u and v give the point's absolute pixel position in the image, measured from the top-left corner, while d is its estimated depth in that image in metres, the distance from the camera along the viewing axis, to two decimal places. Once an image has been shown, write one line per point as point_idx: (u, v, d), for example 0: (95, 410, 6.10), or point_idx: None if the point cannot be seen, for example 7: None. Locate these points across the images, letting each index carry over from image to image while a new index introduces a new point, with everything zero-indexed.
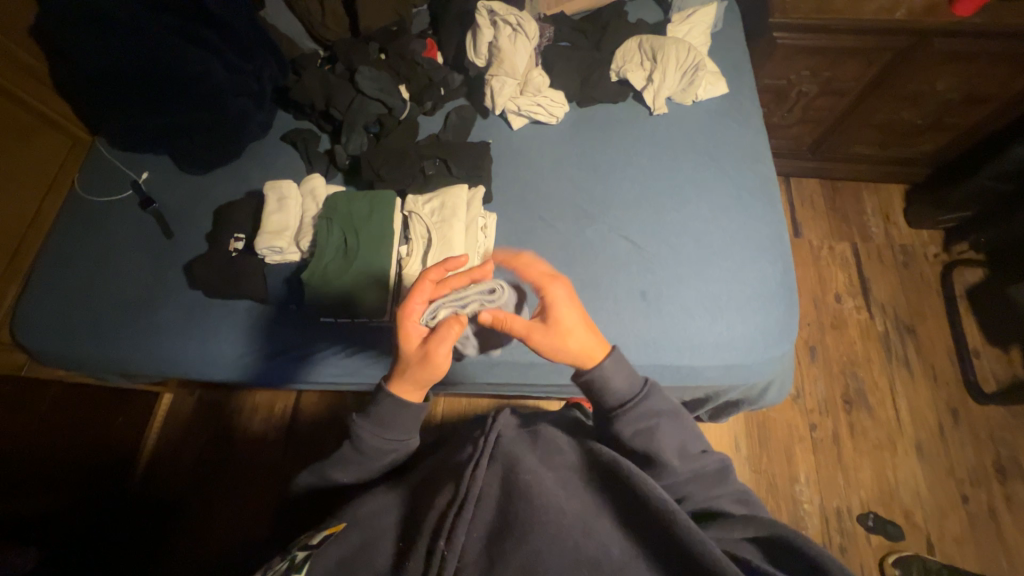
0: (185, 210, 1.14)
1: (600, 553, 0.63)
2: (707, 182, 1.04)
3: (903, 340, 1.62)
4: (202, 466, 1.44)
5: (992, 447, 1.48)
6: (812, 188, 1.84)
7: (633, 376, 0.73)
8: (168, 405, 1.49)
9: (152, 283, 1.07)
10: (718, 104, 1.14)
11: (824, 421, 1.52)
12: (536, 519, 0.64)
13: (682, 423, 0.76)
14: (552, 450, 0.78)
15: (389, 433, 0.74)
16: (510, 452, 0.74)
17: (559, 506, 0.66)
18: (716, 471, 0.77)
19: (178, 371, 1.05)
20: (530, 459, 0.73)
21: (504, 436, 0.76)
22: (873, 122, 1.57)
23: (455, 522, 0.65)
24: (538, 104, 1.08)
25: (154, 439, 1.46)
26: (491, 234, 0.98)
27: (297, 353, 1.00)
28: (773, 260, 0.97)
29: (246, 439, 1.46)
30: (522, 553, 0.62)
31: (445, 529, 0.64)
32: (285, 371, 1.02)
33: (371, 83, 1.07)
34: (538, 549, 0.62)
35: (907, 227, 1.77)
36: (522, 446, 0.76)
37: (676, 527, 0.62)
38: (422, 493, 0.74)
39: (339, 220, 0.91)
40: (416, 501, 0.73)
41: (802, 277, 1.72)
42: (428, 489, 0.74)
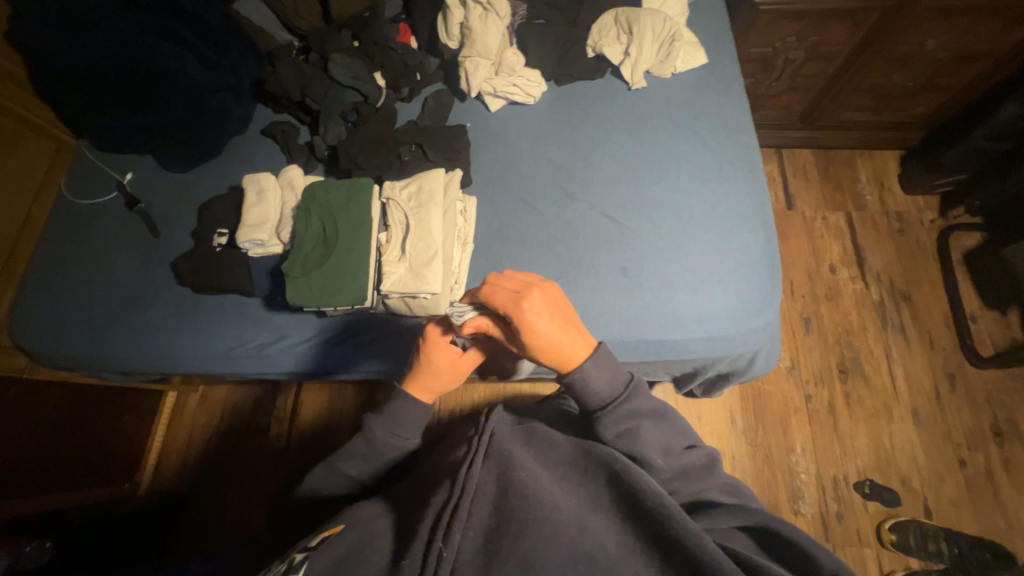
0: (170, 209, 1.15)
1: (595, 548, 0.63)
2: (687, 154, 1.03)
3: (899, 308, 1.61)
4: (214, 456, 1.49)
5: (990, 410, 1.47)
6: (804, 158, 1.82)
7: (614, 378, 0.72)
8: (173, 404, 1.52)
9: (143, 283, 1.09)
10: (698, 75, 1.12)
11: (820, 391, 1.53)
12: (534, 517, 0.64)
13: (665, 422, 0.77)
14: (544, 447, 0.78)
15: (401, 435, 0.81)
16: (504, 449, 0.73)
17: (555, 502, 0.67)
18: (702, 464, 0.79)
19: (180, 366, 1.06)
20: (523, 455, 0.73)
21: (498, 433, 0.75)
22: (863, 86, 1.54)
23: (451, 520, 0.64)
24: (513, 84, 1.07)
25: (162, 436, 1.50)
26: (470, 217, 0.99)
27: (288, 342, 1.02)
28: (754, 230, 0.96)
29: (250, 432, 1.50)
30: (518, 551, 0.61)
31: (442, 527, 0.63)
32: (276, 362, 1.04)
33: (344, 70, 1.06)
34: (535, 545, 0.62)
35: (901, 193, 1.75)
36: (516, 444, 0.75)
37: (670, 520, 0.64)
38: (417, 492, 0.75)
39: (317, 210, 0.92)
40: (411, 500, 0.74)
41: (796, 250, 1.70)
42: (424, 487, 0.75)
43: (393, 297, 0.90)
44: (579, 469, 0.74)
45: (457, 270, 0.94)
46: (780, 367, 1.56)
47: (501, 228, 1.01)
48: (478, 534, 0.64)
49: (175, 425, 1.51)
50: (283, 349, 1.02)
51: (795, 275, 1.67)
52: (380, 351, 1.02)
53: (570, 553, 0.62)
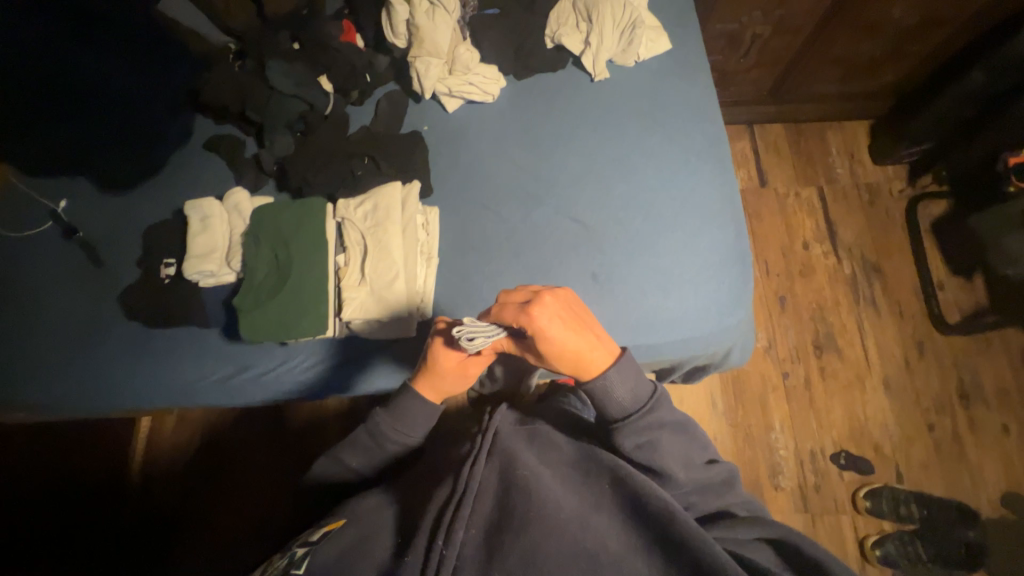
0: (107, 238, 1.06)
1: (594, 542, 0.64)
2: (653, 149, 1.00)
3: (871, 281, 1.63)
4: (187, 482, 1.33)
5: (956, 375, 1.52)
6: (775, 133, 1.79)
7: (639, 387, 0.73)
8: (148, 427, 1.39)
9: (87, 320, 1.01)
10: (663, 62, 1.07)
11: (796, 368, 1.56)
12: (536, 510, 0.66)
13: (686, 436, 0.77)
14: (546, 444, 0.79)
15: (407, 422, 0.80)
16: (510, 449, 0.75)
17: (558, 496, 0.68)
18: (719, 477, 0.77)
19: (137, 398, 0.98)
20: (529, 456, 0.75)
21: (503, 433, 0.78)
22: (832, 57, 1.50)
23: (459, 513, 0.67)
24: (469, 83, 1.01)
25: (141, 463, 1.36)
26: (433, 230, 0.94)
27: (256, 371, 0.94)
28: (724, 225, 0.94)
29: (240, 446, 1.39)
30: (522, 542, 0.63)
31: (449, 519, 0.66)
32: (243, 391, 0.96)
33: (286, 79, 1.00)
34: (540, 538, 0.64)
35: (872, 164, 1.74)
36: (521, 443, 0.77)
37: (665, 516, 0.65)
38: (421, 494, 0.75)
39: (265, 235, 0.87)
40: (420, 499, 0.74)
41: (770, 228, 1.70)
42: (430, 486, 0.75)
43: (355, 323, 0.86)
44: (578, 468, 0.75)
45: (422, 289, 0.90)
46: (757, 347, 1.59)
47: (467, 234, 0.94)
48: (484, 526, 0.67)
49: (156, 450, 1.38)
50: (243, 381, 0.95)
51: (770, 254, 1.67)
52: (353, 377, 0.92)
53: (571, 544, 0.63)
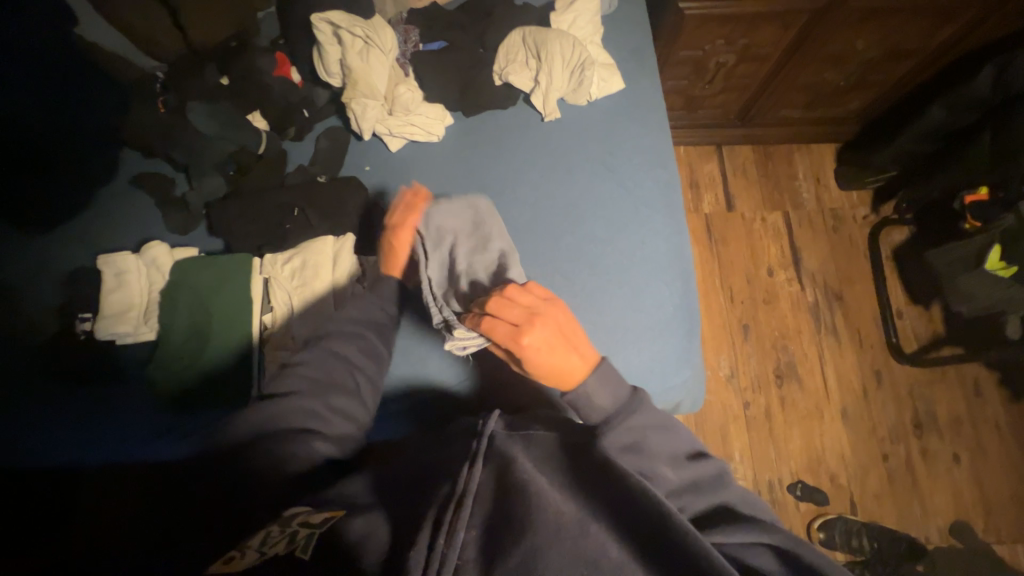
0: (6, 283, 0.92)
1: (599, 552, 0.50)
2: (603, 198, 0.97)
3: (832, 309, 1.63)
4: None
5: (911, 404, 1.54)
6: (744, 155, 1.77)
7: (618, 389, 0.64)
8: None
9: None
10: (615, 103, 1.03)
11: (757, 398, 1.55)
12: (532, 516, 0.52)
13: (672, 433, 0.66)
14: (546, 443, 0.63)
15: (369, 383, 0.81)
16: (507, 450, 0.61)
17: (556, 499, 0.54)
18: (712, 474, 0.65)
19: (48, 454, 0.84)
20: (529, 457, 0.60)
21: (500, 438, 0.63)
22: (798, 84, 1.47)
23: (455, 515, 0.53)
24: (411, 124, 0.96)
25: None
26: (368, 284, 0.91)
27: (181, 428, 0.84)
28: (670, 281, 0.93)
29: None
30: (519, 550, 0.50)
31: (445, 521, 0.53)
32: (164, 451, 0.84)
33: (213, 120, 0.96)
34: (540, 546, 0.50)
35: (837, 189, 1.74)
36: (520, 444, 0.62)
37: (674, 520, 0.51)
38: (414, 487, 0.61)
39: (184, 297, 0.86)
40: (408, 497, 0.60)
41: (736, 253, 1.68)
42: (421, 483, 0.61)
43: (281, 387, 0.85)
44: (574, 466, 0.59)
45: None
46: (720, 375, 1.57)
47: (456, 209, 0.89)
48: (484, 529, 0.53)
49: None
50: (170, 443, 0.83)
51: (735, 281, 1.65)
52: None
53: (572, 555, 0.50)
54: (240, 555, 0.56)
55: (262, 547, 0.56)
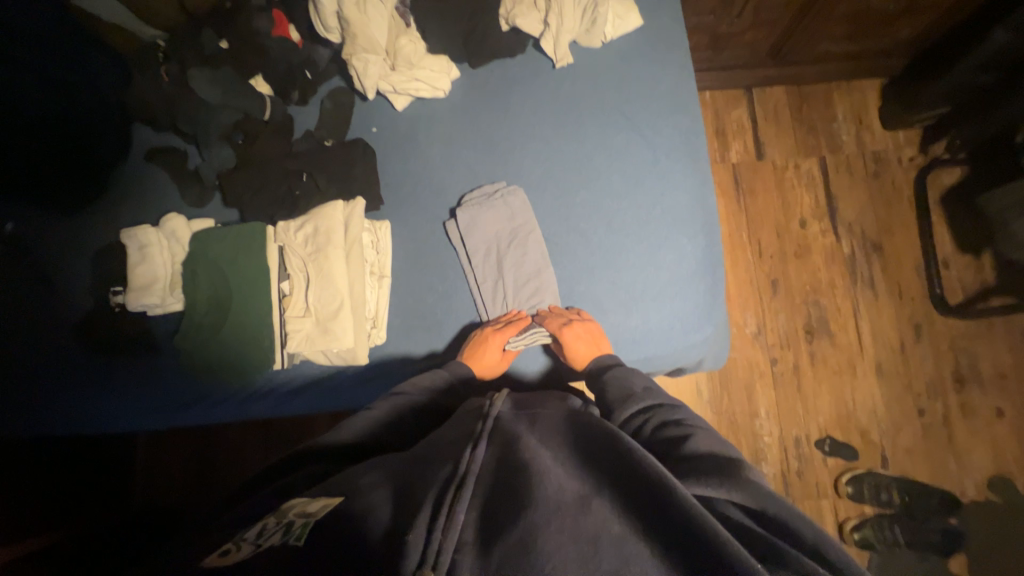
0: (43, 262, 0.96)
1: (602, 528, 0.46)
2: (620, 149, 0.91)
3: (869, 260, 1.54)
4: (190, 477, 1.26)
5: (953, 358, 1.47)
6: (776, 97, 1.63)
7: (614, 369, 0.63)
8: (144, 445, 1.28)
9: (25, 355, 0.93)
10: (632, 44, 0.95)
11: (785, 354, 1.50)
12: (533, 491, 0.50)
13: None
14: (554, 422, 0.65)
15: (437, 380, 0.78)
16: (512, 431, 0.61)
17: (559, 477, 0.52)
18: (695, 436, 0.62)
19: (118, 422, 0.94)
20: (535, 438, 0.60)
21: (505, 418, 0.65)
22: (839, 13, 1.32)
23: (455, 495, 0.52)
24: (416, 79, 0.92)
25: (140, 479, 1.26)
26: (381, 248, 0.91)
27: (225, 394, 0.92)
28: (693, 234, 0.89)
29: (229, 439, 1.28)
30: (517, 526, 0.47)
31: (445, 500, 0.51)
32: (219, 413, 0.93)
33: (213, 87, 0.93)
34: (539, 523, 0.46)
35: (881, 130, 1.60)
36: (525, 426, 0.63)
37: (676, 491, 0.47)
38: (420, 466, 0.58)
39: (204, 267, 0.88)
40: (410, 475, 0.56)
41: (766, 205, 1.58)
42: (424, 462, 0.59)
43: (304, 353, 0.87)
44: (579, 447, 0.58)
45: (374, 312, 0.89)
46: (746, 333, 1.52)
47: (467, 195, 0.92)
48: (484, 510, 0.51)
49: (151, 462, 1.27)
50: (200, 411, 0.93)
51: (763, 234, 1.57)
52: (323, 395, 0.92)
53: (572, 533, 0.46)
54: (235, 547, 0.47)
55: (256, 540, 0.48)
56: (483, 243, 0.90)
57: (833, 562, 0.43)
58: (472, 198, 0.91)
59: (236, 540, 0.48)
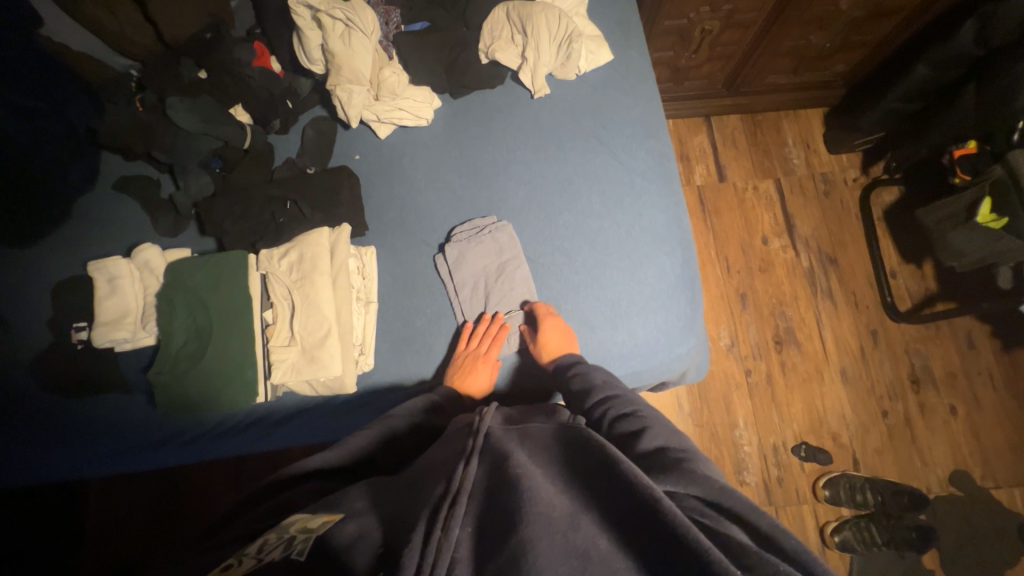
0: None
1: (591, 543, 0.46)
2: (598, 173, 0.96)
3: (827, 272, 1.65)
4: (150, 527, 1.16)
5: (908, 361, 1.58)
6: (732, 124, 1.76)
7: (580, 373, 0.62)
8: (99, 495, 1.17)
9: None
10: (604, 76, 1.02)
11: (758, 364, 1.57)
12: (522, 510, 0.48)
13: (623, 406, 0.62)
14: (544, 435, 0.60)
15: (422, 400, 0.77)
16: (502, 448, 0.57)
17: (549, 493, 0.50)
18: (649, 429, 0.65)
19: (73, 467, 0.87)
20: (526, 454, 0.56)
21: (496, 433, 0.61)
22: (783, 50, 1.46)
23: (451, 510, 0.49)
24: (399, 109, 0.94)
25: (93, 533, 1.15)
26: (368, 273, 0.91)
27: (201, 430, 0.87)
28: (671, 251, 0.93)
29: (195, 483, 1.18)
30: (511, 542, 0.46)
31: (440, 515, 0.48)
32: (188, 452, 0.88)
33: (191, 115, 0.92)
34: (530, 540, 0.46)
35: (826, 153, 1.75)
36: (516, 441, 0.59)
37: (661, 504, 0.44)
38: (411, 487, 0.56)
39: (181, 298, 0.85)
40: (401, 498, 0.54)
41: (730, 224, 1.68)
42: (417, 483, 0.56)
43: (289, 384, 0.85)
44: (570, 462, 0.54)
45: (361, 339, 0.88)
46: (721, 345, 1.58)
47: (460, 225, 0.93)
48: (479, 525, 0.49)
49: (107, 512, 1.16)
50: (173, 451, 0.87)
51: (730, 250, 1.66)
52: (306, 427, 0.89)
53: (563, 548, 0.45)
54: (236, 562, 0.46)
55: (258, 554, 0.46)
56: (472, 275, 0.91)
57: (787, 550, 0.45)
58: (465, 230, 0.92)
59: (238, 554, 0.47)
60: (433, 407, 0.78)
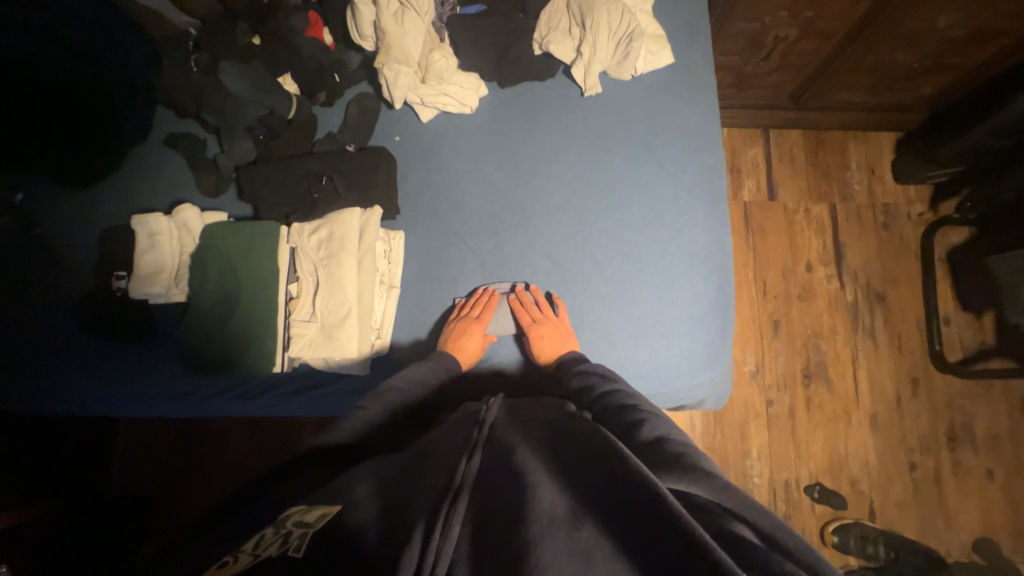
0: (50, 240, 0.95)
1: (593, 545, 0.43)
2: (641, 182, 0.92)
3: (872, 310, 1.54)
4: (169, 468, 1.23)
5: (948, 416, 1.48)
6: (792, 140, 1.65)
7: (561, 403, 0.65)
8: (127, 432, 1.24)
9: (20, 329, 0.92)
10: (662, 80, 0.96)
11: (781, 396, 1.50)
12: (525, 507, 0.46)
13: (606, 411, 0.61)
14: (547, 429, 0.61)
15: (424, 376, 0.79)
16: (505, 440, 0.58)
17: (551, 490, 0.49)
18: (651, 422, 0.62)
19: (102, 404, 0.91)
20: (529, 447, 0.56)
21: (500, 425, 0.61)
22: (864, 66, 1.34)
23: (451, 505, 0.47)
24: (444, 94, 0.92)
25: (119, 465, 1.23)
26: (394, 258, 0.91)
27: (220, 390, 0.90)
28: (707, 275, 0.89)
29: (214, 434, 1.24)
30: (514, 540, 0.43)
31: (441, 511, 0.46)
32: (209, 409, 0.91)
33: (242, 81, 0.92)
34: (531, 540, 0.43)
35: (892, 182, 1.62)
36: (519, 433, 0.60)
37: (662, 497, 0.43)
38: (410, 476, 0.54)
39: (214, 260, 0.87)
40: (401, 486, 0.52)
41: (774, 245, 1.59)
42: (419, 473, 0.54)
43: (306, 358, 0.87)
44: (572, 458, 0.54)
45: (379, 323, 0.89)
46: (745, 371, 1.52)
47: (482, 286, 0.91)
48: (479, 520, 0.47)
49: (132, 450, 1.23)
50: (194, 402, 0.90)
51: (769, 273, 1.57)
52: (317, 401, 0.89)
53: (565, 548, 0.43)
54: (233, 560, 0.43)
55: (255, 550, 0.44)
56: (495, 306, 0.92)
57: (788, 548, 0.42)
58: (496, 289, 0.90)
59: (235, 552, 0.45)
60: (433, 392, 0.78)
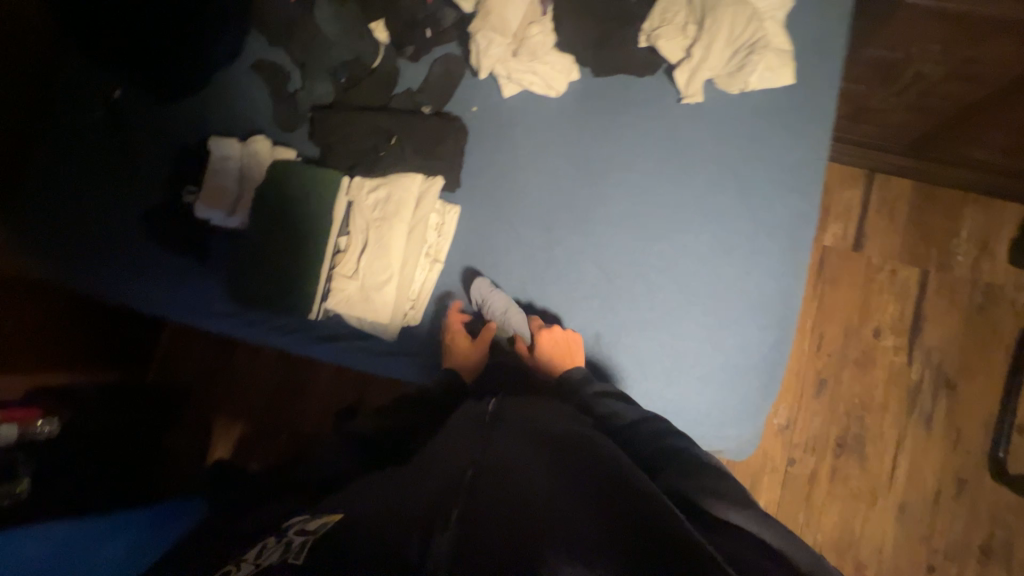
0: (134, 141, 0.99)
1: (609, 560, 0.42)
2: (719, 211, 0.84)
3: (936, 396, 1.40)
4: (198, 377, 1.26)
5: (989, 528, 1.35)
6: (898, 190, 1.46)
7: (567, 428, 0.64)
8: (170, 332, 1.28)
9: (101, 219, 0.98)
10: (773, 102, 0.86)
11: (805, 458, 1.41)
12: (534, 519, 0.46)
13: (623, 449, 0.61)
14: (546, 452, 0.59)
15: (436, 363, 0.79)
16: (500, 460, 0.57)
17: (561, 503, 0.49)
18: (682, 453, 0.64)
19: (158, 305, 0.97)
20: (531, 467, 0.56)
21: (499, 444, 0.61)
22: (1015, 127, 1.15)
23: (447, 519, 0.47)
24: (532, 72, 0.87)
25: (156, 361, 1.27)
26: (445, 232, 0.89)
27: (263, 321, 0.92)
28: (764, 326, 0.83)
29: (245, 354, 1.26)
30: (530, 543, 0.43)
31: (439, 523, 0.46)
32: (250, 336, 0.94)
33: (337, 21, 0.92)
34: (554, 539, 0.44)
35: (1005, 262, 1.42)
36: (520, 454, 0.59)
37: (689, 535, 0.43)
38: (411, 488, 0.56)
39: (274, 196, 0.88)
40: (394, 500, 0.53)
41: (843, 300, 1.45)
42: (411, 490, 0.55)
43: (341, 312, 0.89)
44: (574, 481, 0.53)
45: (416, 293, 0.89)
46: (773, 423, 1.42)
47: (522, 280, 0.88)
48: (487, 522, 0.47)
49: (170, 351, 1.27)
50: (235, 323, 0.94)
51: (829, 329, 1.44)
52: (342, 354, 0.90)
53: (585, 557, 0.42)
54: (235, 568, 0.51)
55: (258, 559, 0.50)
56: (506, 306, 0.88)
57: None
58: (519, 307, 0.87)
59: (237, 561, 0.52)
60: None
